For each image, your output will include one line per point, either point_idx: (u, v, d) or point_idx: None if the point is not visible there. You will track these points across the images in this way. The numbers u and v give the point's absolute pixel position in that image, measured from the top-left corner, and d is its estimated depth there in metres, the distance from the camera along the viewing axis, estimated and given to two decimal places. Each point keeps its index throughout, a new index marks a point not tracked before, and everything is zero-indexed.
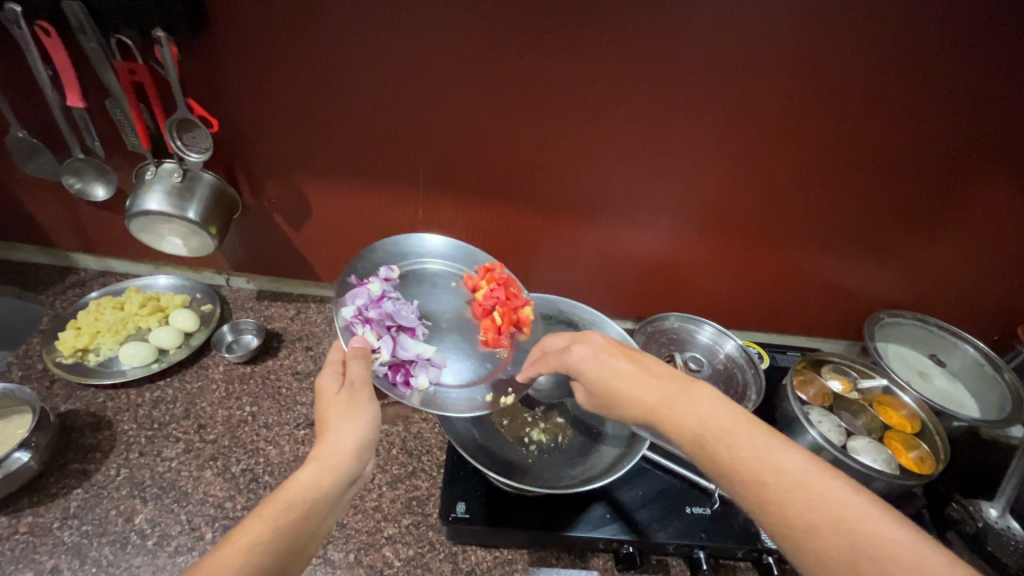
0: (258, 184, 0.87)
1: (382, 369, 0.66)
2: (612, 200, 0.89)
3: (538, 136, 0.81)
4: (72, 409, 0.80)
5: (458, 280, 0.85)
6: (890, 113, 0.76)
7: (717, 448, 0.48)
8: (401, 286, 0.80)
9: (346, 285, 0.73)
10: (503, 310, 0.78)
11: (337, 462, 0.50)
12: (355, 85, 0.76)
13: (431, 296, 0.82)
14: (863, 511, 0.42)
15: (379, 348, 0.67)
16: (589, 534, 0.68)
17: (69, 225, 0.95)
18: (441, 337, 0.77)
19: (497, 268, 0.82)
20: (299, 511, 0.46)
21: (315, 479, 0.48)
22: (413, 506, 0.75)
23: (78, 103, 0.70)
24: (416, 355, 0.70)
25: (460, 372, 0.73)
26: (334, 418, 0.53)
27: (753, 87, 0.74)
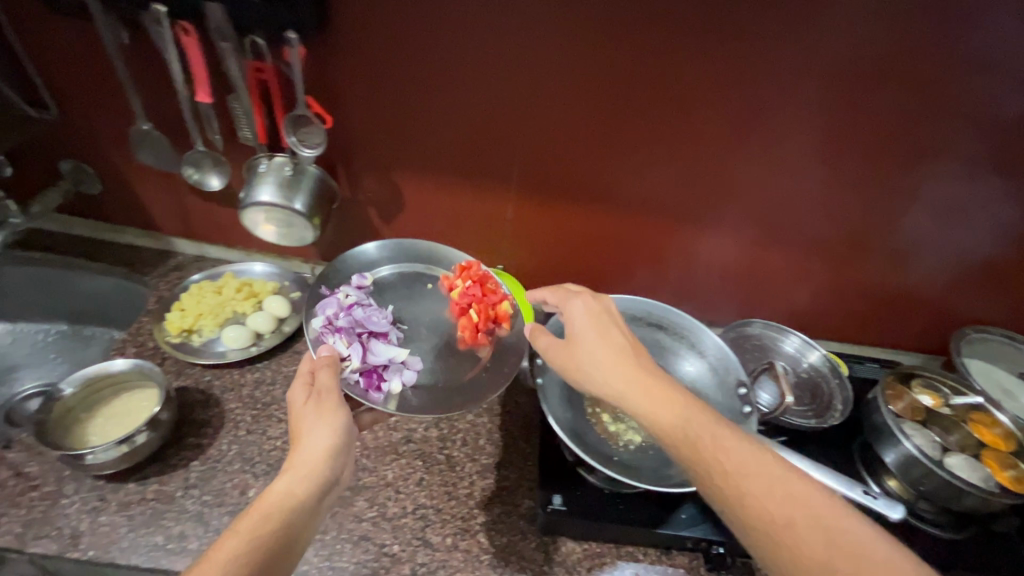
0: (356, 178, 0.90)
1: (355, 375, 0.78)
2: (701, 207, 0.90)
3: (633, 140, 0.83)
4: (184, 386, 0.85)
5: (431, 284, 0.94)
6: (1002, 125, 0.74)
7: (700, 439, 0.54)
8: (378, 294, 0.91)
9: (319, 296, 0.88)
10: (478, 309, 0.88)
11: (308, 468, 0.55)
12: (460, 87, 0.79)
13: (409, 297, 0.92)
14: (832, 509, 0.50)
15: (349, 355, 0.79)
16: (680, 532, 0.70)
17: (174, 212, 1.00)
18: (418, 339, 0.87)
19: (473, 266, 0.91)
20: (278, 519, 0.51)
21: (288, 485, 0.53)
22: (503, 495, 0.78)
23: (207, 99, 0.74)
24: (389, 360, 0.81)
25: (434, 372, 0.84)
26: (306, 427, 0.58)
27: (861, 96, 0.74)
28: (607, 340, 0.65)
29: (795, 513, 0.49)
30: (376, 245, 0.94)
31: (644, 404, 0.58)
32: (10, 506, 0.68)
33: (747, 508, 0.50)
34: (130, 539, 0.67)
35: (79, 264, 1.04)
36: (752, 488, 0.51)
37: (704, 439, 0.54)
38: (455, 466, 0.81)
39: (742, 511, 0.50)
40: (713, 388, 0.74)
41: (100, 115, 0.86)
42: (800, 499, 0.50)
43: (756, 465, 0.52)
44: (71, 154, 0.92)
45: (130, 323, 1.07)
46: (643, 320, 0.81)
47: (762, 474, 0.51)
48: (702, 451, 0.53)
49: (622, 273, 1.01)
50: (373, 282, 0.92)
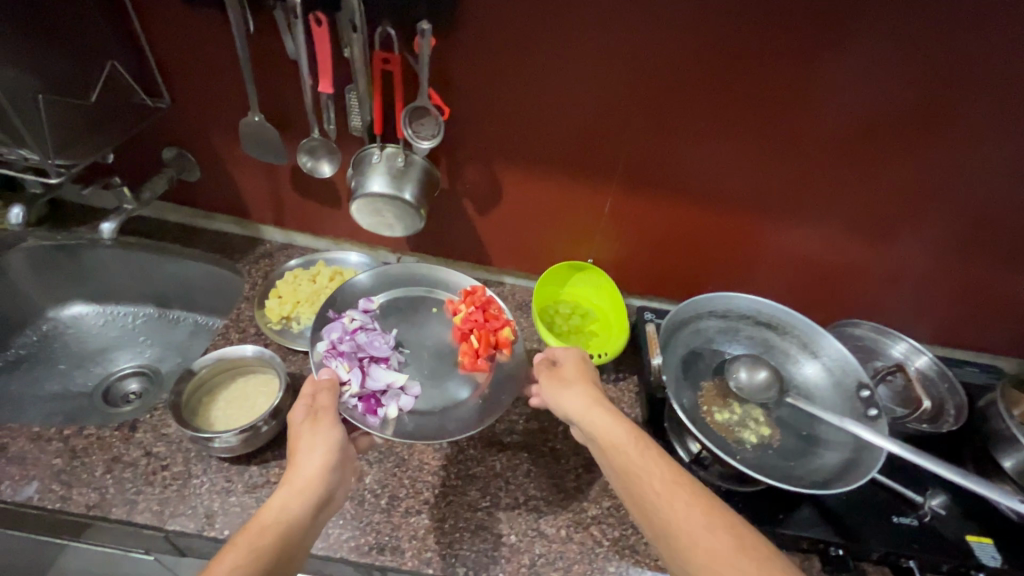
0: (457, 170, 0.90)
1: (353, 400, 0.72)
2: (808, 206, 0.88)
3: (747, 137, 0.81)
4: (290, 371, 0.86)
5: (431, 309, 0.88)
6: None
7: (635, 463, 0.58)
8: (382, 319, 0.85)
9: (324, 319, 0.82)
10: (479, 335, 0.82)
11: (299, 484, 0.57)
12: (575, 80, 0.78)
13: (412, 322, 0.86)
14: (751, 534, 0.51)
15: (348, 379, 0.73)
16: (800, 533, 0.69)
17: (268, 200, 1.01)
18: (416, 365, 0.81)
19: (479, 290, 0.86)
20: (273, 535, 0.53)
21: (282, 501, 0.56)
22: (611, 489, 0.78)
23: (328, 90, 0.74)
24: (387, 385, 0.76)
25: (436, 397, 0.78)
26: (302, 446, 0.61)
27: (1002, 95, 0.72)
28: (577, 375, 0.70)
29: (713, 535, 0.51)
30: (392, 271, 0.91)
31: (597, 431, 0.62)
32: (146, 484, 0.70)
33: (670, 529, 0.53)
34: None
35: (171, 250, 1.04)
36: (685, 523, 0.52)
37: (641, 471, 0.57)
38: (560, 459, 0.81)
39: (665, 532, 0.53)
40: (829, 389, 0.75)
41: (210, 104, 0.87)
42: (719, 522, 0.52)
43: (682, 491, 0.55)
44: (175, 142, 0.94)
45: (228, 311, 1.08)
46: (752, 319, 0.81)
47: (692, 510, 0.53)
48: (638, 476, 0.57)
49: (713, 269, 1.00)
50: (375, 308, 0.86)
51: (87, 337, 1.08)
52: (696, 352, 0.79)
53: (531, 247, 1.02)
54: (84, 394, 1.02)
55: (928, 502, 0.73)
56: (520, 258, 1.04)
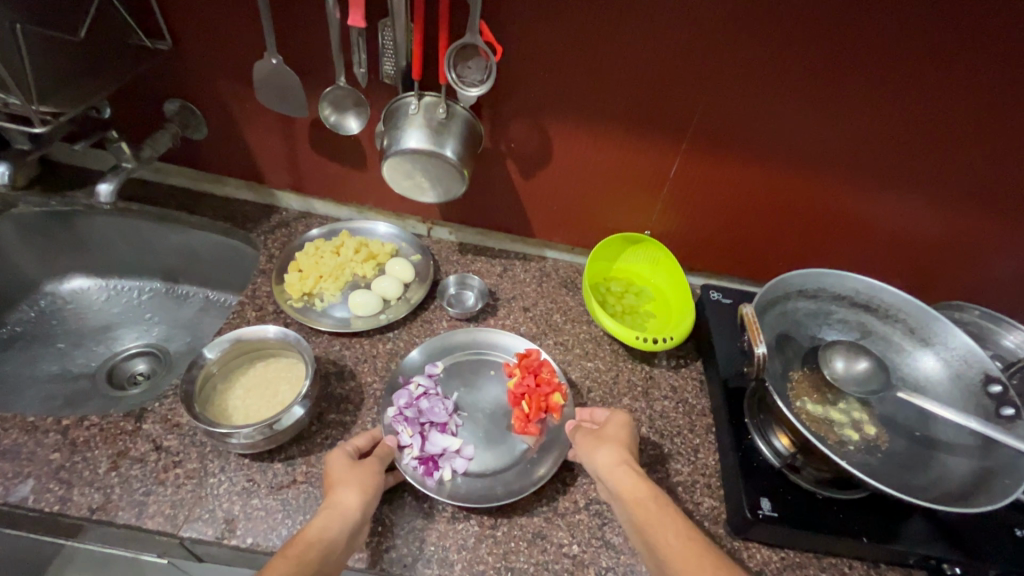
0: (502, 125, 0.78)
1: (411, 462, 0.65)
2: (914, 173, 0.76)
3: (852, 89, 0.68)
4: (315, 355, 0.76)
5: (500, 365, 0.78)
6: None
7: (646, 528, 0.54)
8: (447, 379, 0.75)
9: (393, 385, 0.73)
10: (533, 403, 0.70)
11: (342, 512, 0.54)
12: (651, 16, 0.66)
13: (474, 382, 0.76)
14: None
15: (408, 442, 0.66)
16: (914, 549, 0.60)
17: (284, 161, 0.90)
18: (481, 426, 0.71)
19: (533, 353, 0.75)
20: (319, 552, 0.50)
21: (326, 527, 0.52)
22: (682, 491, 0.69)
23: (360, 24, 0.62)
24: (444, 448, 0.67)
25: (495, 457, 0.69)
26: (338, 479, 0.57)
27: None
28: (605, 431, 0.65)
29: None
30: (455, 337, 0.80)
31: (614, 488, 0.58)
32: (157, 483, 0.61)
33: None
34: (289, 526, 0.60)
35: (177, 218, 0.93)
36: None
37: (652, 536, 0.54)
38: None
39: None
40: (944, 383, 0.64)
41: (218, 45, 0.75)
42: None
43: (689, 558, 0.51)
44: (179, 93, 0.82)
45: (240, 287, 0.98)
46: (848, 300, 0.70)
47: None
48: (650, 542, 0.54)
49: (785, 244, 0.89)
50: (444, 367, 0.77)
51: (88, 313, 0.99)
52: (785, 339, 0.68)
53: (580, 217, 0.90)
54: (86, 375, 0.92)
55: None
56: (566, 230, 0.93)
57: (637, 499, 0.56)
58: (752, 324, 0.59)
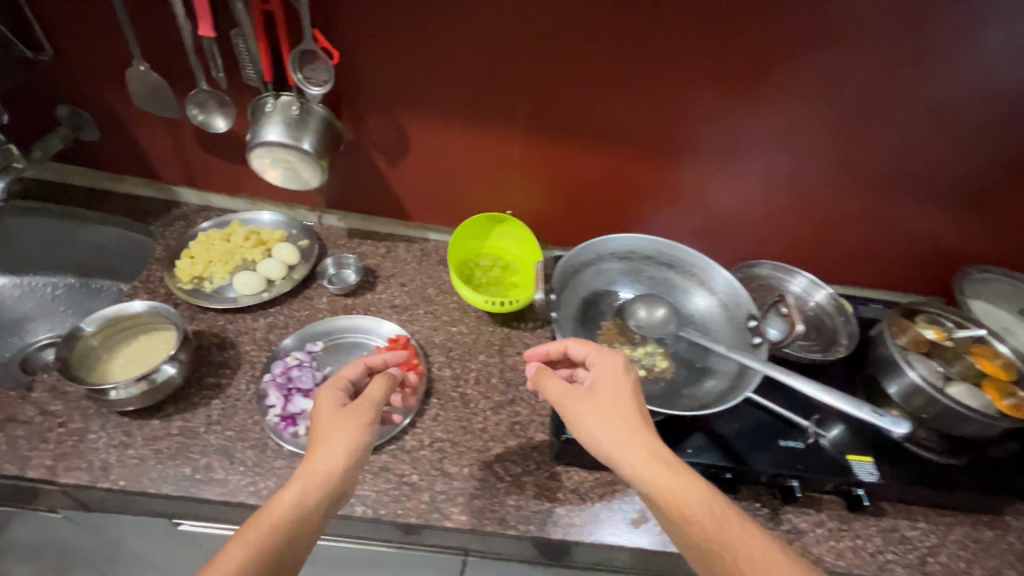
0: (362, 119, 0.89)
1: (273, 419, 0.75)
2: (714, 141, 0.91)
3: (645, 79, 0.83)
4: (198, 329, 0.85)
5: (372, 347, 0.86)
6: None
7: (658, 494, 0.56)
8: (324, 355, 0.84)
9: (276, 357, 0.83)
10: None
11: (320, 481, 0.58)
12: (472, 23, 0.78)
13: (346, 360, 0.84)
14: (763, 549, 0.52)
15: (273, 403, 0.76)
16: (690, 458, 0.73)
17: (174, 159, 0.98)
18: None
19: (401, 338, 0.85)
20: (285, 531, 0.54)
21: (298, 499, 0.56)
22: (516, 430, 0.80)
23: (210, 34, 0.71)
24: (303, 409, 0.76)
25: None
26: (327, 432, 0.62)
27: (885, 15, 0.74)
28: (594, 390, 0.63)
29: (731, 551, 0.52)
30: (335, 321, 0.88)
31: (616, 455, 0.58)
32: (41, 441, 0.70)
33: (698, 549, 0.53)
34: (158, 471, 0.69)
35: (78, 214, 1.01)
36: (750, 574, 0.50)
37: (662, 497, 0.56)
38: (469, 403, 0.83)
39: (693, 551, 0.54)
40: (722, 323, 0.77)
41: (95, 54, 0.83)
42: (742, 542, 0.52)
43: (704, 510, 0.54)
44: (69, 99, 0.90)
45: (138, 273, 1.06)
46: (652, 260, 0.82)
47: (728, 527, 0.53)
48: (663, 504, 0.56)
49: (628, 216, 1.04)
50: (324, 345, 0.86)
51: None
52: (598, 295, 0.81)
53: (450, 201, 1.02)
54: None
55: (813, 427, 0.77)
56: (440, 211, 1.04)
57: (675, 478, 0.56)
58: (538, 276, 0.71)
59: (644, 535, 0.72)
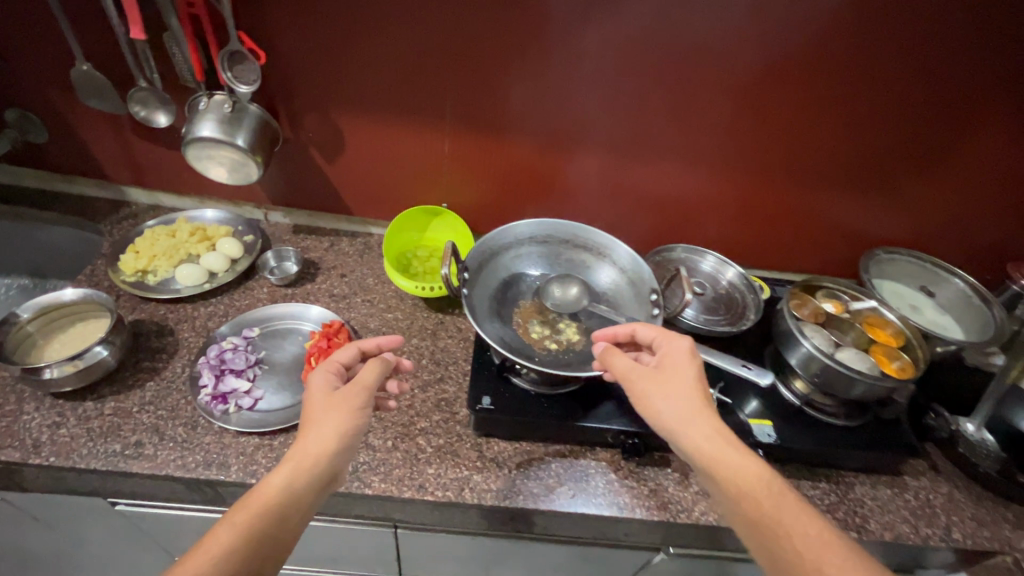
0: (298, 117, 0.95)
1: (204, 398, 0.79)
2: (630, 131, 0.99)
3: (558, 75, 0.91)
4: (138, 318, 0.89)
5: (306, 332, 0.91)
6: (894, 37, 0.84)
7: (718, 469, 0.57)
8: (259, 341, 0.89)
9: (211, 342, 0.87)
10: (321, 360, 0.84)
11: (308, 466, 0.58)
12: (394, 26, 0.85)
13: (281, 345, 0.89)
14: (816, 530, 0.53)
15: (205, 383, 0.80)
16: (598, 424, 0.78)
17: (120, 159, 1.02)
18: (277, 376, 0.85)
19: (335, 323, 0.90)
20: (271, 515, 0.53)
21: (286, 484, 0.56)
22: (442, 405, 0.85)
23: (140, 36, 0.76)
24: (234, 388, 0.80)
25: (283, 398, 0.82)
26: (318, 414, 0.62)
27: (768, 12, 0.83)
28: (661, 369, 0.66)
29: (787, 529, 0.53)
30: (272, 309, 0.93)
31: (683, 430, 0.60)
32: None
33: (754, 526, 0.55)
34: (89, 447, 0.72)
35: (26, 214, 1.05)
36: (808, 554, 0.51)
37: (727, 474, 0.57)
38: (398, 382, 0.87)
39: (748, 528, 0.55)
40: (631, 299, 0.82)
41: (40, 59, 0.88)
42: (799, 523, 0.54)
43: (763, 489, 0.56)
44: (16, 102, 0.94)
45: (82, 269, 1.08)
46: (570, 243, 0.86)
47: (786, 507, 0.55)
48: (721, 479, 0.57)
49: (560, 206, 1.11)
50: (260, 331, 0.90)
51: None
52: (518, 276, 0.85)
53: (390, 194, 1.08)
54: None
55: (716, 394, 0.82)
56: (381, 205, 1.10)
57: (733, 458, 0.58)
58: (446, 255, 0.76)
59: (558, 500, 0.76)
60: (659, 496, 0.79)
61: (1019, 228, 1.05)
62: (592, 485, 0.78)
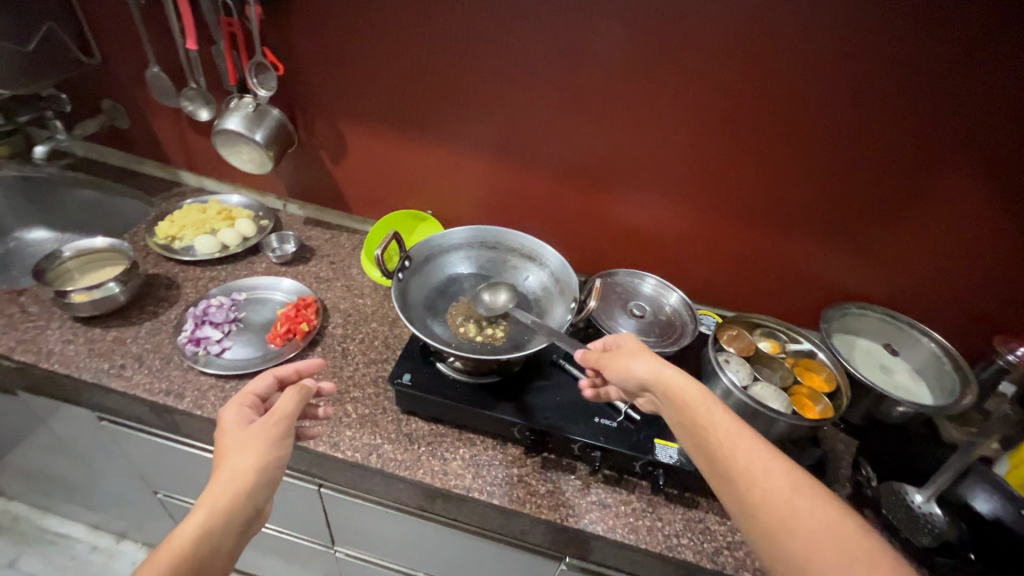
0: (312, 123, 1.12)
1: (182, 339, 0.93)
2: (599, 161, 1.05)
3: (530, 106, 1.01)
4: (156, 271, 1.07)
5: (282, 303, 1.05)
6: (849, 89, 0.85)
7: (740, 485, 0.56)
8: (243, 303, 1.04)
9: (204, 298, 1.02)
10: (285, 325, 0.97)
11: (226, 508, 0.60)
12: (389, 52, 1.00)
13: (259, 310, 1.03)
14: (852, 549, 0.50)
15: (187, 328, 0.95)
16: (503, 416, 0.83)
17: (177, 147, 1.25)
18: (248, 333, 0.98)
19: (306, 297, 1.03)
20: (189, 564, 0.56)
21: (204, 526, 0.58)
22: (378, 381, 0.93)
23: (192, 46, 0.97)
24: (208, 335, 0.94)
25: (246, 351, 0.95)
26: (232, 453, 0.64)
27: (719, 60, 0.88)
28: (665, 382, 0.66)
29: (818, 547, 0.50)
30: (262, 279, 1.08)
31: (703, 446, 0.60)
32: (13, 327, 0.92)
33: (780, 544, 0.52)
34: (85, 362, 0.88)
35: (111, 187, 1.28)
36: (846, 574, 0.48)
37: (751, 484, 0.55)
38: (347, 355, 0.97)
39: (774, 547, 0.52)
40: (558, 309, 0.87)
41: (128, 60, 1.12)
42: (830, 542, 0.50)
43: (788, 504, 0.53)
44: (109, 95, 1.20)
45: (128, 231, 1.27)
46: (518, 252, 0.94)
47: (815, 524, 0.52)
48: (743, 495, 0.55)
49: (536, 225, 1.18)
50: (246, 296, 1.05)
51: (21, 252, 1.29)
52: (466, 276, 0.93)
53: (386, 198, 1.22)
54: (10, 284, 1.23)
55: (627, 408, 0.85)
56: (378, 208, 1.24)
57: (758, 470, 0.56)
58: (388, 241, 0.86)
59: (454, 481, 0.81)
60: (554, 497, 0.81)
61: (1013, 300, 0.97)
62: (491, 474, 0.82)
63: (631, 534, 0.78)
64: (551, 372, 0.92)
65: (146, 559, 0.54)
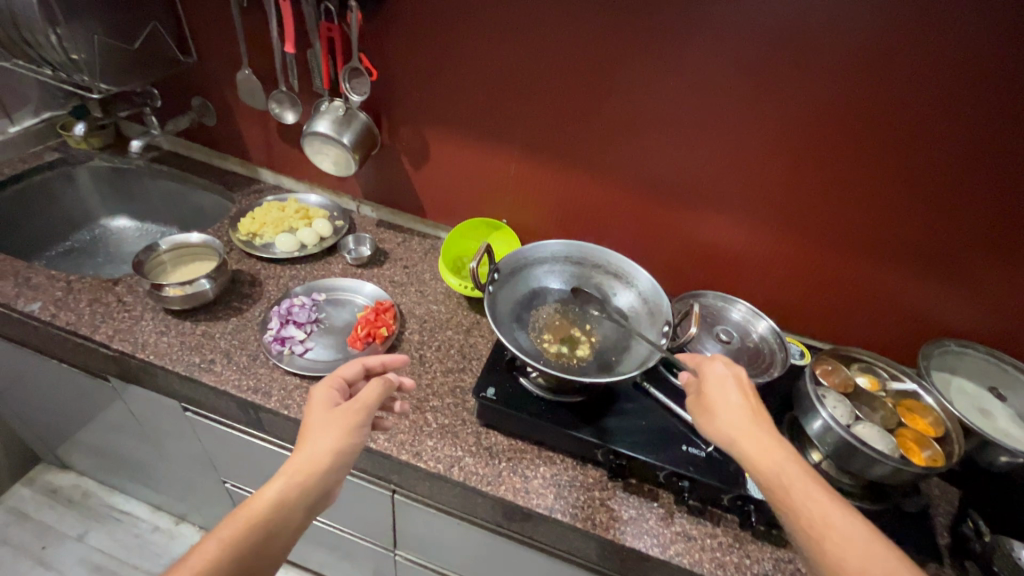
0: (396, 127, 1.13)
1: (268, 338, 0.95)
2: (686, 178, 1.02)
3: (620, 120, 0.99)
4: (239, 268, 1.09)
5: (361, 306, 1.06)
6: (975, 118, 0.80)
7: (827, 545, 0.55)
8: (323, 304, 1.05)
9: (287, 296, 1.04)
10: (366, 329, 0.97)
11: (303, 482, 0.60)
12: (481, 61, 0.99)
13: (339, 312, 1.04)
14: None
15: (273, 326, 0.96)
16: (589, 438, 0.81)
17: (259, 146, 1.28)
18: (329, 334, 0.99)
19: (385, 302, 1.04)
20: (261, 529, 0.57)
21: (281, 495, 0.59)
22: (456, 391, 0.93)
23: (289, 50, 0.98)
24: (292, 334, 0.95)
25: (328, 353, 0.96)
26: (315, 431, 0.64)
27: (831, 81, 0.84)
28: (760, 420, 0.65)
29: None
30: (341, 281, 1.09)
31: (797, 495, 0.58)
32: (110, 317, 0.95)
33: None
34: (177, 355, 0.91)
35: (194, 180, 1.31)
36: None
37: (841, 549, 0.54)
38: (424, 362, 0.97)
39: None
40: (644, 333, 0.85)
41: (222, 60, 1.15)
42: None
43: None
44: (200, 92, 1.23)
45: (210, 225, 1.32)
46: (604, 269, 0.93)
47: None
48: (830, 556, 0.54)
49: (611, 239, 1.16)
50: (326, 297, 1.07)
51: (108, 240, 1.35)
52: (549, 290, 0.92)
53: (460, 204, 1.22)
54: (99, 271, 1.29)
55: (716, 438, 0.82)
56: (452, 213, 1.24)
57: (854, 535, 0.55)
58: (479, 253, 0.85)
59: (536, 500, 0.80)
60: (637, 524, 0.79)
61: None
62: (573, 496, 0.81)
63: (719, 570, 0.75)
64: (634, 395, 0.90)
65: (226, 515, 0.56)
